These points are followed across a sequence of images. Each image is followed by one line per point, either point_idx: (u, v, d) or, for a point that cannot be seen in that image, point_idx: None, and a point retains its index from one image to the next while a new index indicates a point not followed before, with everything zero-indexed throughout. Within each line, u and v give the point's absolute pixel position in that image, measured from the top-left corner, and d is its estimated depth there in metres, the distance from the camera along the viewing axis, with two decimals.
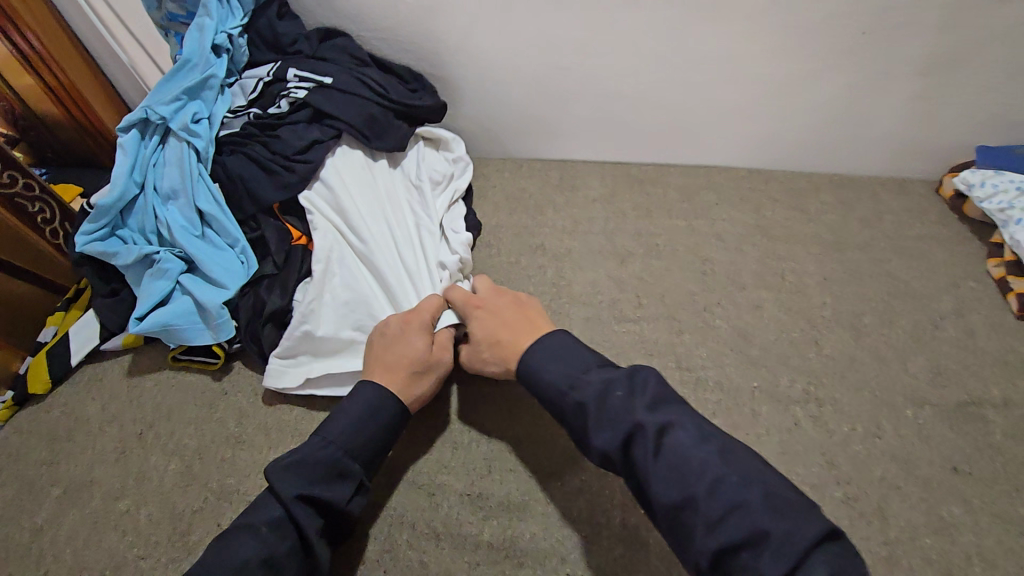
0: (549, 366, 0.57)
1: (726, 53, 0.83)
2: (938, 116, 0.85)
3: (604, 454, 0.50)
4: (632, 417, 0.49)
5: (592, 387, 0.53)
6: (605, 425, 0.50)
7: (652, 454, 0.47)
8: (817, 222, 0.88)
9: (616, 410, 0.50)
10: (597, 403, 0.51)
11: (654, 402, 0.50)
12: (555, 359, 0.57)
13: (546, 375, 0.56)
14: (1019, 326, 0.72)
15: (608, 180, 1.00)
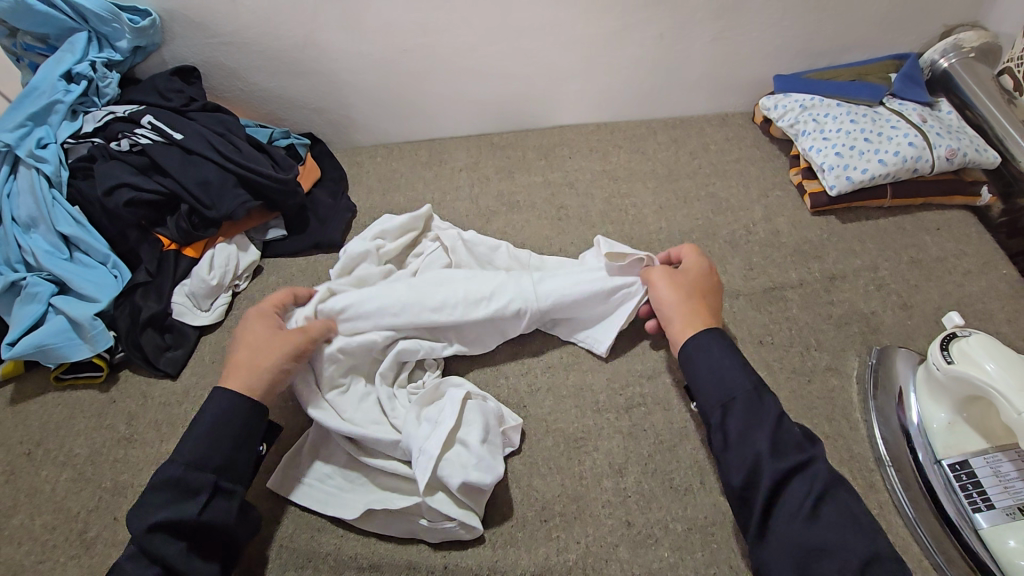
0: (727, 364, 0.56)
1: (552, 20, 0.92)
2: (737, 52, 0.97)
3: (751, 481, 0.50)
4: (802, 453, 0.51)
5: (751, 403, 0.53)
6: (788, 450, 0.51)
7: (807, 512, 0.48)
8: (653, 159, 0.98)
9: (789, 441, 0.51)
10: (746, 410, 0.53)
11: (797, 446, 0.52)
12: (725, 360, 0.56)
13: (707, 374, 0.56)
14: (816, 220, 0.84)
15: (473, 151, 1.06)
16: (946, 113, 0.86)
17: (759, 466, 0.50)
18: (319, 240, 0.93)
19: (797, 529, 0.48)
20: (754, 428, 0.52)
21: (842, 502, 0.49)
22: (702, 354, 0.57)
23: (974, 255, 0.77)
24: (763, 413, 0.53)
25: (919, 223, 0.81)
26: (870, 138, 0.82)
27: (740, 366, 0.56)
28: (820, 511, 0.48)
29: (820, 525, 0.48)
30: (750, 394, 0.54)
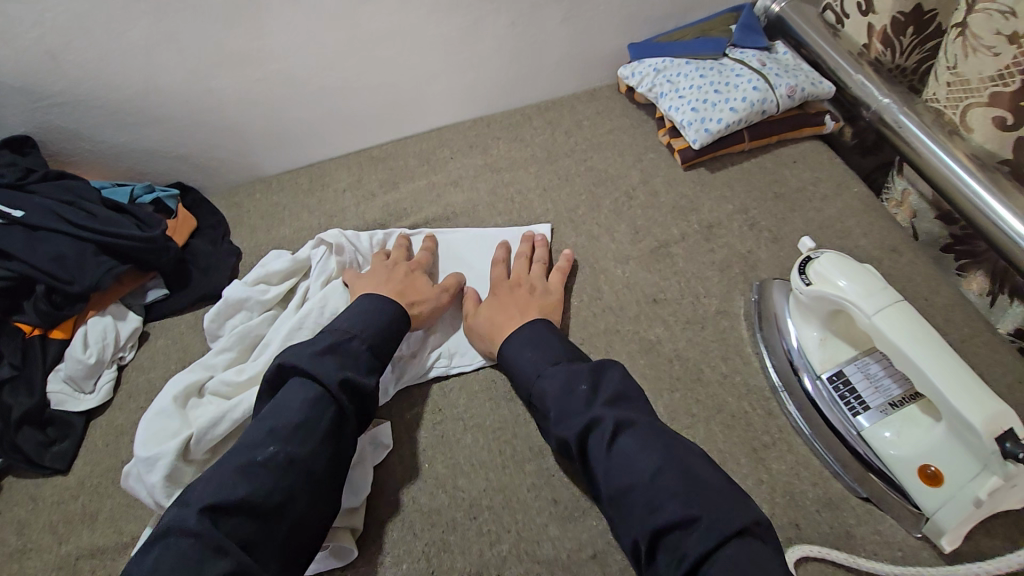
0: (528, 358, 0.62)
1: (402, 25, 0.91)
2: (590, 28, 0.99)
3: (562, 441, 0.55)
4: (588, 412, 0.54)
5: (551, 377, 0.59)
6: (570, 414, 0.55)
7: (605, 449, 0.52)
8: (531, 144, 0.99)
9: (578, 402, 0.56)
10: (540, 396, 0.59)
11: (615, 397, 0.55)
12: (529, 350, 0.63)
13: (518, 362, 0.63)
14: (688, 174, 0.88)
15: (354, 169, 1.03)
16: (782, 54, 0.92)
17: (557, 440, 0.56)
18: (205, 292, 0.88)
19: (605, 477, 0.51)
20: (552, 394, 0.58)
21: (635, 437, 0.52)
22: (515, 354, 0.64)
23: (827, 180, 0.83)
24: (546, 392, 0.58)
25: (778, 160, 0.87)
26: (720, 89, 0.85)
27: (543, 354, 0.62)
28: (614, 456, 0.51)
29: (620, 463, 0.51)
30: (544, 376, 0.60)
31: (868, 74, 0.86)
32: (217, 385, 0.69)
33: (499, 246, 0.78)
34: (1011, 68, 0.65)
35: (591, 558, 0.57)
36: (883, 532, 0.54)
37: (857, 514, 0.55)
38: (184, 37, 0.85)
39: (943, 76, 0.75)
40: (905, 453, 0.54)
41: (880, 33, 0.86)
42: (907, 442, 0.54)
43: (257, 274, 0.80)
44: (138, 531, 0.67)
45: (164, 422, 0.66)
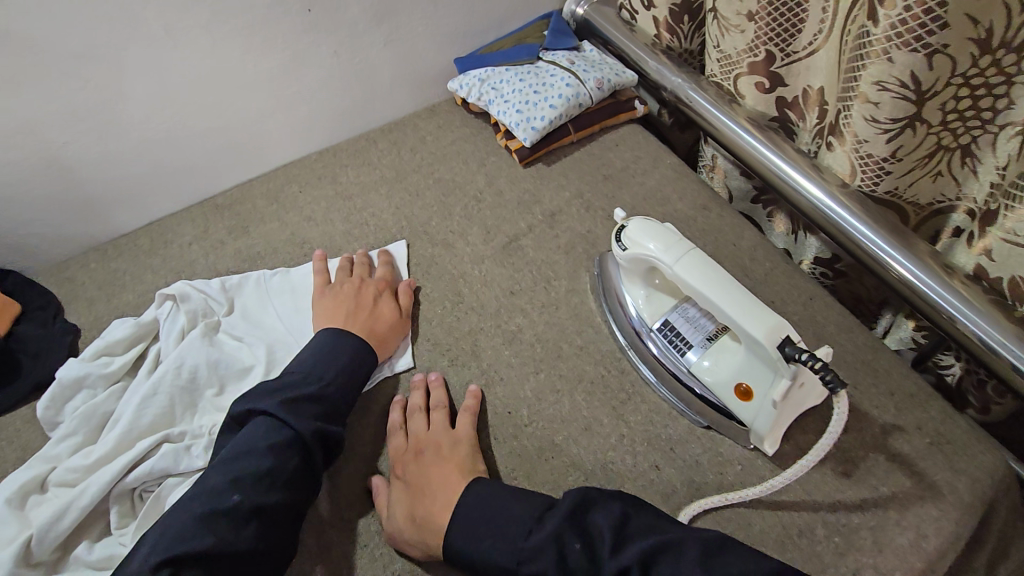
0: (489, 545, 0.54)
1: (217, 67, 0.89)
2: (415, 48, 1.03)
3: None
4: (600, 572, 0.50)
5: (533, 549, 0.53)
6: None
7: None
8: (379, 166, 1.01)
9: (578, 562, 0.51)
10: None
11: (615, 542, 0.51)
12: (489, 531, 0.55)
13: (484, 551, 0.54)
14: (528, 171, 0.94)
15: (199, 220, 0.99)
16: (589, 51, 1.01)
17: None
18: (41, 377, 0.80)
19: None
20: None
21: (670, 566, 0.49)
22: (472, 535, 0.55)
23: (646, 156, 0.92)
24: (543, 569, 0.51)
25: (603, 145, 0.95)
26: (538, 90, 0.92)
27: (507, 534, 0.54)
28: None
29: None
30: (526, 560, 0.52)
31: (661, 61, 0.97)
32: (61, 474, 0.63)
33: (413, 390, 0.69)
34: (757, 41, 0.76)
35: None
36: (723, 453, 0.61)
37: (702, 445, 0.62)
38: None
39: (713, 55, 0.86)
40: (718, 379, 0.61)
41: (664, 23, 0.96)
42: (721, 365, 0.61)
43: (95, 346, 0.75)
44: None
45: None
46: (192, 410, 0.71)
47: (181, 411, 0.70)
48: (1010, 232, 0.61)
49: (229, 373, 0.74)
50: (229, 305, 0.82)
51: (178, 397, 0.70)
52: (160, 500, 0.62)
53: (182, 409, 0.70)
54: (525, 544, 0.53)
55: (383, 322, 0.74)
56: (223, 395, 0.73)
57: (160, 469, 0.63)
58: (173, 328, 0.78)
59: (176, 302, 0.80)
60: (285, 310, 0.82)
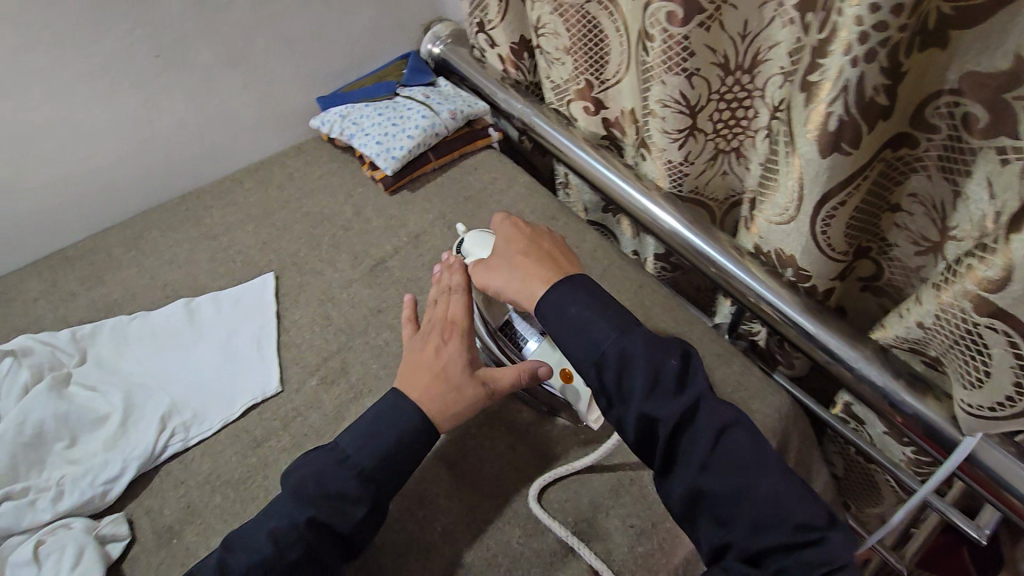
0: (585, 318, 0.58)
1: (55, 113, 0.87)
2: (274, 89, 1.06)
3: (648, 420, 0.53)
4: (682, 398, 0.53)
5: (619, 351, 0.56)
6: (660, 394, 0.54)
7: (710, 444, 0.52)
8: (246, 204, 1.02)
9: (668, 384, 0.54)
10: (614, 363, 0.55)
11: (677, 382, 0.54)
12: (585, 310, 0.58)
13: (581, 323, 0.58)
14: (393, 198, 0.99)
15: (46, 274, 0.93)
16: (445, 86, 1.10)
17: (640, 416, 0.53)
18: None
19: (708, 471, 0.51)
20: (631, 373, 0.54)
21: (737, 438, 0.53)
22: (559, 313, 0.59)
23: (502, 176, 1.01)
24: (633, 356, 0.55)
25: (462, 170, 1.02)
26: (396, 122, 0.98)
27: (601, 323, 0.57)
28: (721, 453, 0.52)
29: (723, 461, 0.52)
30: (619, 337, 0.56)
31: (508, 92, 1.07)
32: None
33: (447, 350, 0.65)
34: (578, 73, 0.88)
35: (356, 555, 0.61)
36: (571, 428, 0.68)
37: None
38: None
39: (548, 85, 0.97)
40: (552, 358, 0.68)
41: (508, 59, 1.06)
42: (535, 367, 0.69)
43: None
44: None
45: None
46: (37, 465, 0.67)
47: (24, 468, 0.66)
48: (760, 233, 0.70)
49: (81, 421, 0.71)
50: (80, 354, 0.79)
51: (19, 453, 0.66)
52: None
53: (25, 464, 0.66)
54: (626, 333, 0.57)
55: (453, 386, 0.63)
56: (74, 445, 0.69)
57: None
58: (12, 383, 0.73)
59: (17, 356, 0.75)
60: (144, 352, 0.80)
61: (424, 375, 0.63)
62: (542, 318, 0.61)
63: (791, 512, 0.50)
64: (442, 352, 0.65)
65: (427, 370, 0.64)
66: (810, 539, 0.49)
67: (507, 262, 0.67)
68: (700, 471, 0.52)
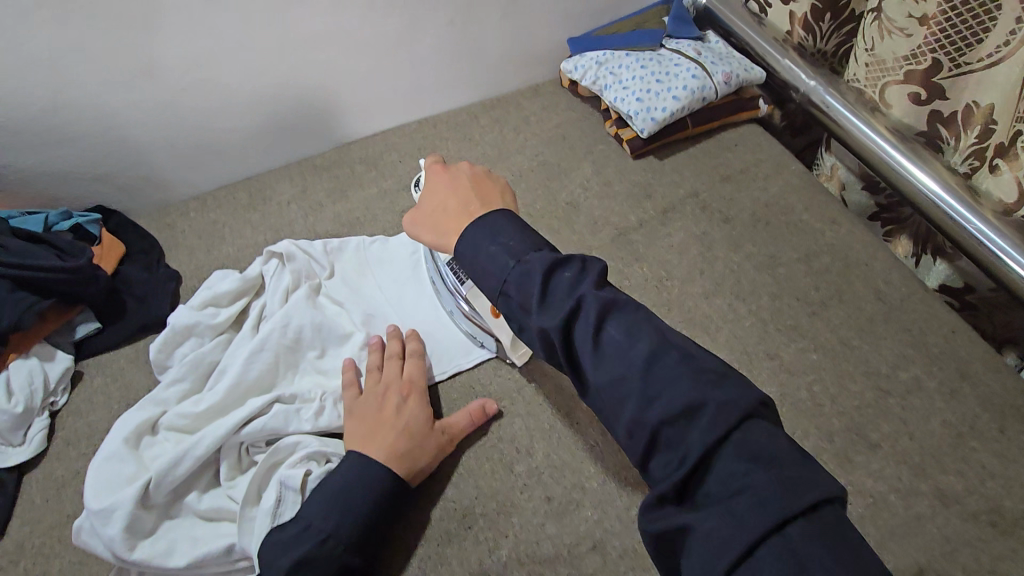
0: (492, 249, 0.49)
1: (336, 26, 0.87)
2: (529, 23, 1.00)
3: (548, 337, 0.44)
4: (578, 295, 0.44)
5: (523, 271, 0.47)
6: (557, 302, 0.45)
7: (595, 331, 0.43)
8: (481, 143, 0.99)
9: (561, 293, 0.45)
10: (517, 286, 0.47)
11: (601, 288, 0.46)
12: (492, 242, 0.49)
13: (485, 258, 0.49)
14: (637, 164, 0.90)
15: (297, 179, 0.98)
16: (714, 43, 0.96)
17: (552, 339, 0.44)
18: (144, 321, 0.82)
19: (601, 368, 0.42)
20: (537, 290, 0.46)
21: (625, 320, 0.43)
22: (477, 250, 0.50)
23: (768, 160, 0.87)
24: (533, 269, 0.46)
25: (719, 144, 0.90)
26: (661, 79, 0.88)
27: (511, 246, 0.49)
28: (607, 346, 0.43)
29: (617, 359, 0.42)
30: (523, 260, 0.47)
31: (794, 59, 0.90)
32: (173, 421, 0.65)
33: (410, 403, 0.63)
34: (923, 48, 0.71)
35: (591, 549, 0.58)
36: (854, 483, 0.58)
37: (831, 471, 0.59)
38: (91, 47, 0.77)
39: (863, 58, 0.81)
40: None
41: (802, 20, 0.90)
42: None
43: (204, 295, 0.75)
44: None
45: (118, 467, 0.60)
46: (296, 371, 0.71)
47: (285, 371, 0.70)
48: None
49: (332, 337, 0.73)
50: (331, 268, 0.82)
51: (283, 357, 0.70)
52: (268, 461, 0.62)
53: (288, 368, 0.70)
54: (526, 255, 0.48)
55: (416, 442, 0.60)
56: (326, 359, 0.72)
57: (268, 428, 0.63)
58: (278, 286, 0.77)
59: (282, 260, 0.79)
60: (386, 279, 0.81)
61: (377, 433, 0.60)
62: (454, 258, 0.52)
63: (726, 426, 0.38)
64: (402, 411, 0.62)
65: (383, 427, 0.61)
66: (807, 499, 0.35)
67: (439, 205, 0.58)
68: (607, 396, 0.42)
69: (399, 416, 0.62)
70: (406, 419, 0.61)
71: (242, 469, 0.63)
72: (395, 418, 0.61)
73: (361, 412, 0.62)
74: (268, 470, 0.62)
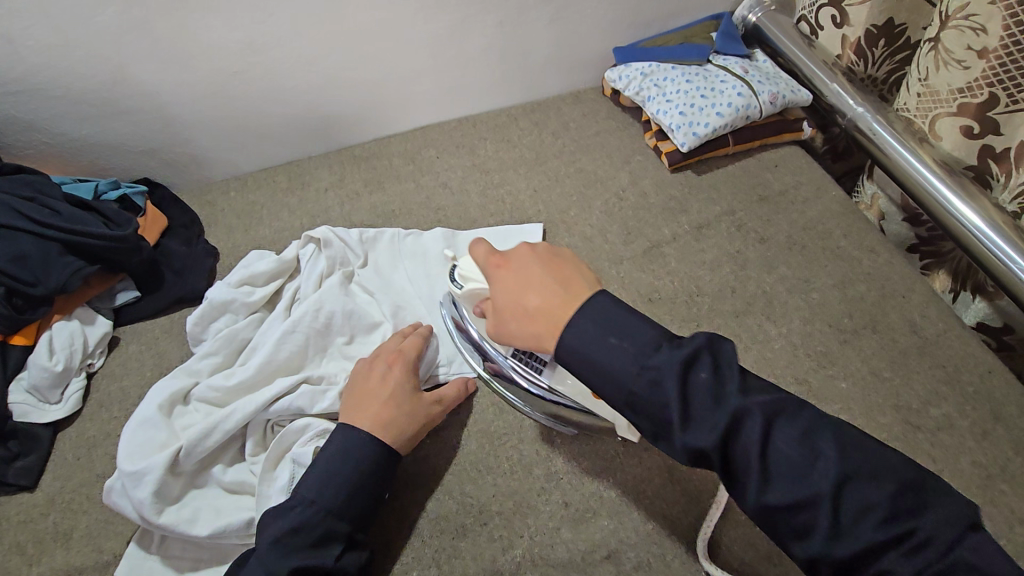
0: (610, 346, 0.44)
1: (390, 21, 0.89)
2: (576, 30, 1.00)
3: (697, 453, 0.41)
4: (724, 406, 0.41)
5: (651, 374, 0.43)
6: (704, 419, 0.41)
7: (757, 446, 0.40)
8: (520, 146, 0.99)
9: (701, 399, 0.42)
10: (646, 394, 0.43)
11: (743, 384, 0.42)
12: (604, 341, 0.45)
13: (594, 352, 0.45)
14: (675, 177, 0.90)
15: (337, 168, 1.00)
16: (762, 62, 0.96)
17: (689, 452, 0.41)
18: (181, 294, 0.84)
19: (763, 486, 0.40)
20: (671, 396, 0.41)
21: (785, 428, 0.40)
22: (582, 344, 0.45)
23: (808, 184, 0.86)
24: (665, 378, 0.42)
25: (760, 164, 0.90)
26: (706, 94, 0.88)
27: (630, 341, 0.44)
28: (771, 459, 0.40)
29: (783, 471, 0.39)
30: (649, 364, 0.43)
31: (843, 83, 0.89)
32: (204, 393, 0.67)
33: (399, 374, 0.63)
34: (979, 81, 0.70)
35: (605, 558, 0.58)
36: None
37: None
38: (154, 26, 0.79)
39: (914, 87, 0.80)
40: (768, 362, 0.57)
41: (854, 44, 0.89)
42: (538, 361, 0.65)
43: (241, 272, 0.77)
44: (121, 549, 0.63)
45: (150, 432, 0.62)
46: (325, 355, 0.72)
47: (314, 353, 0.72)
48: None
49: (362, 324, 0.75)
50: (366, 257, 0.83)
51: (312, 339, 0.71)
52: (288, 440, 0.63)
53: (317, 351, 0.72)
54: (650, 355, 0.44)
55: (401, 413, 0.61)
56: (354, 345, 0.74)
57: (296, 408, 0.65)
58: (313, 270, 0.79)
59: (319, 245, 0.81)
60: (418, 272, 0.82)
61: (366, 404, 0.61)
62: (562, 361, 0.46)
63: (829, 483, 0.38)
64: (389, 380, 0.63)
65: (372, 398, 0.61)
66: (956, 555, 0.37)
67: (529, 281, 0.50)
68: (696, 456, 0.41)
69: (389, 386, 0.62)
70: (394, 390, 0.62)
71: (266, 446, 0.65)
72: (383, 388, 0.62)
73: (354, 383, 0.63)
74: (290, 448, 0.63)
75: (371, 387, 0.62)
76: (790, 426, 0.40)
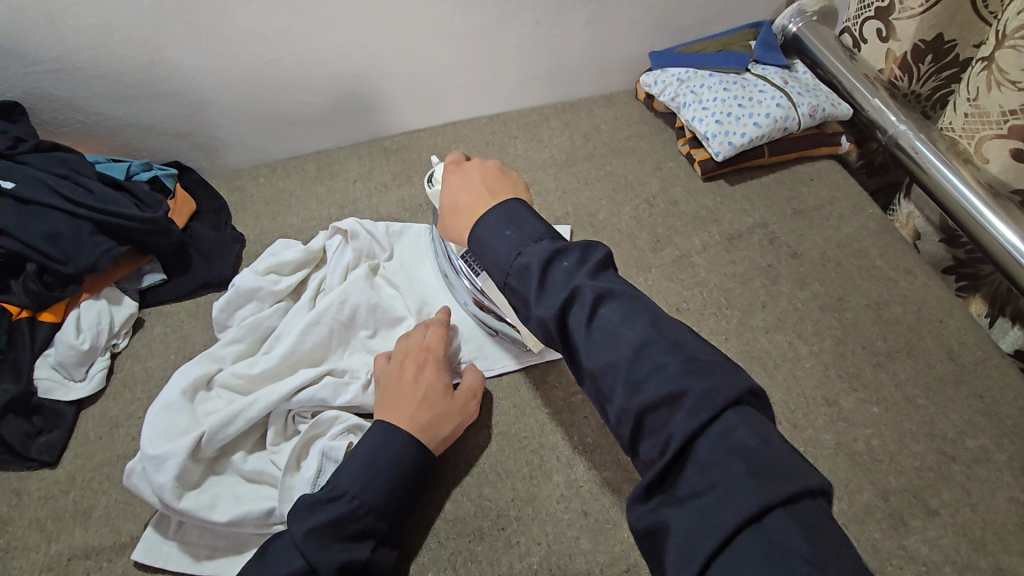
0: (502, 239, 0.52)
1: (428, 15, 0.88)
2: (613, 32, 0.99)
3: (544, 323, 0.48)
4: (573, 285, 0.48)
5: (521, 260, 0.50)
6: (553, 290, 0.48)
7: (587, 320, 0.46)
8: (550, 146, 0.98)
9: (559, 279, 0.49)
10: (517, 274, 0.50)
11: (596, 271, 0.49)
12: (501, 235, 0.53)
13: (494, 243, 0.53)
14: (707, 185, 0.88)
15: (365, 159, 1.00)
16: (802, 73, 0.94)
17: (543, 323, 0.48)
18: (207, 278, 0.84)
19: (589, 351, 0.46)
20: (531, 278, 0.49)
21: (621, 307, 0.47)
22: (486, 240, 0.53)
23: (844, 200, 0.85)
24: (530, 264, 0.50)
25: (795, 177, 0.88)
26: (744, 103, 0.86)
27: (519, 233, 0.52)
28: (597, 330, 0.46)
29: (641, 372, 0.44)
30: (522, 251, 0.51)
31: (885, 98, 0.87)
32: (227, 380, 0.67)
33: (430, 372, 0.63)
34: None
35: (624, 572, 0.57)
36: (907, 548, 0.56)
37: (882, 531, 0.57)
38: (193, 11, 0.79)
39: (962, 108, 0.77)
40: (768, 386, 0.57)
41: (898, 58, 0.87)
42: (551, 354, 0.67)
43: (268, 259, 0.77)
44: (139, 531, 0.64)
45: (173, 417, 0.63)
46: (347, 348, 0.72)
47: (337, 345, 0.71)
48: None
49: (387, 319, 0.74)
50: (391, 250, 0.83)
51: (336, 331, 0.71)
52: (311, 432, 0.63)
53: (339, 343, 0.71)
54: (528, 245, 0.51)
55: (436, 412, 0.61)
56: (377, 340, 0.73)
57: (320, 400, 0.65)
58: (339, 261, 0.79)
59: (346, 236, 0.81)
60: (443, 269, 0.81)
61: (400, 403, 0.61)
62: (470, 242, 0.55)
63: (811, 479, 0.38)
64: (421, 380, 0.62)
65: (406, 398, 0.61)
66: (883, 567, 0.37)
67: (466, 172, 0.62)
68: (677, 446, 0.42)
69: (422, 385, 0.62)
70: (428, 390, 0.62)
71: (287, 437, 0.65)
72: (416, 387, 0.62)
73: (385, 383, 0.63)
74: (310, 440, 0.63)
75: (402, 386, 0.62)
76: (617, 304, 0.47)
